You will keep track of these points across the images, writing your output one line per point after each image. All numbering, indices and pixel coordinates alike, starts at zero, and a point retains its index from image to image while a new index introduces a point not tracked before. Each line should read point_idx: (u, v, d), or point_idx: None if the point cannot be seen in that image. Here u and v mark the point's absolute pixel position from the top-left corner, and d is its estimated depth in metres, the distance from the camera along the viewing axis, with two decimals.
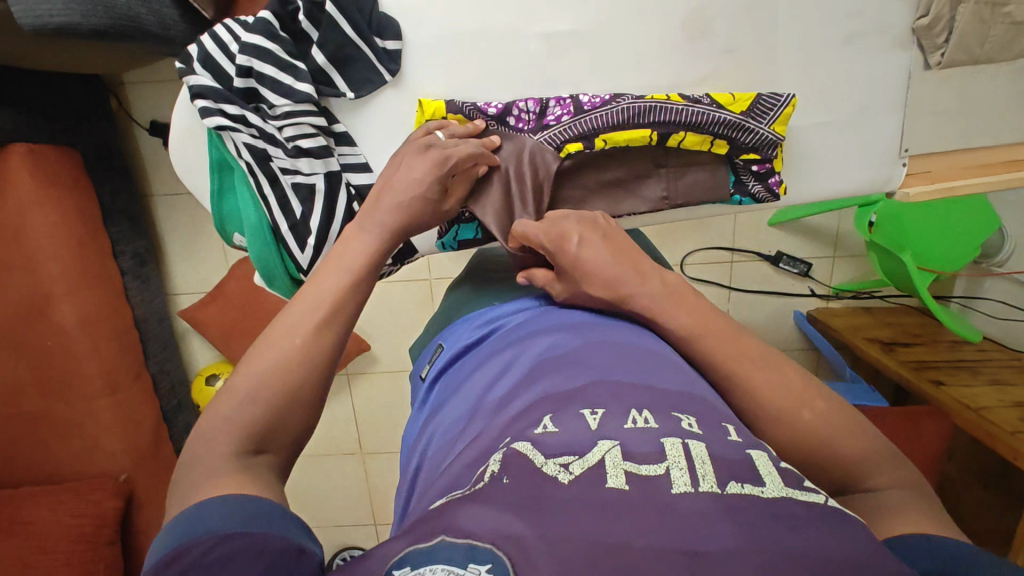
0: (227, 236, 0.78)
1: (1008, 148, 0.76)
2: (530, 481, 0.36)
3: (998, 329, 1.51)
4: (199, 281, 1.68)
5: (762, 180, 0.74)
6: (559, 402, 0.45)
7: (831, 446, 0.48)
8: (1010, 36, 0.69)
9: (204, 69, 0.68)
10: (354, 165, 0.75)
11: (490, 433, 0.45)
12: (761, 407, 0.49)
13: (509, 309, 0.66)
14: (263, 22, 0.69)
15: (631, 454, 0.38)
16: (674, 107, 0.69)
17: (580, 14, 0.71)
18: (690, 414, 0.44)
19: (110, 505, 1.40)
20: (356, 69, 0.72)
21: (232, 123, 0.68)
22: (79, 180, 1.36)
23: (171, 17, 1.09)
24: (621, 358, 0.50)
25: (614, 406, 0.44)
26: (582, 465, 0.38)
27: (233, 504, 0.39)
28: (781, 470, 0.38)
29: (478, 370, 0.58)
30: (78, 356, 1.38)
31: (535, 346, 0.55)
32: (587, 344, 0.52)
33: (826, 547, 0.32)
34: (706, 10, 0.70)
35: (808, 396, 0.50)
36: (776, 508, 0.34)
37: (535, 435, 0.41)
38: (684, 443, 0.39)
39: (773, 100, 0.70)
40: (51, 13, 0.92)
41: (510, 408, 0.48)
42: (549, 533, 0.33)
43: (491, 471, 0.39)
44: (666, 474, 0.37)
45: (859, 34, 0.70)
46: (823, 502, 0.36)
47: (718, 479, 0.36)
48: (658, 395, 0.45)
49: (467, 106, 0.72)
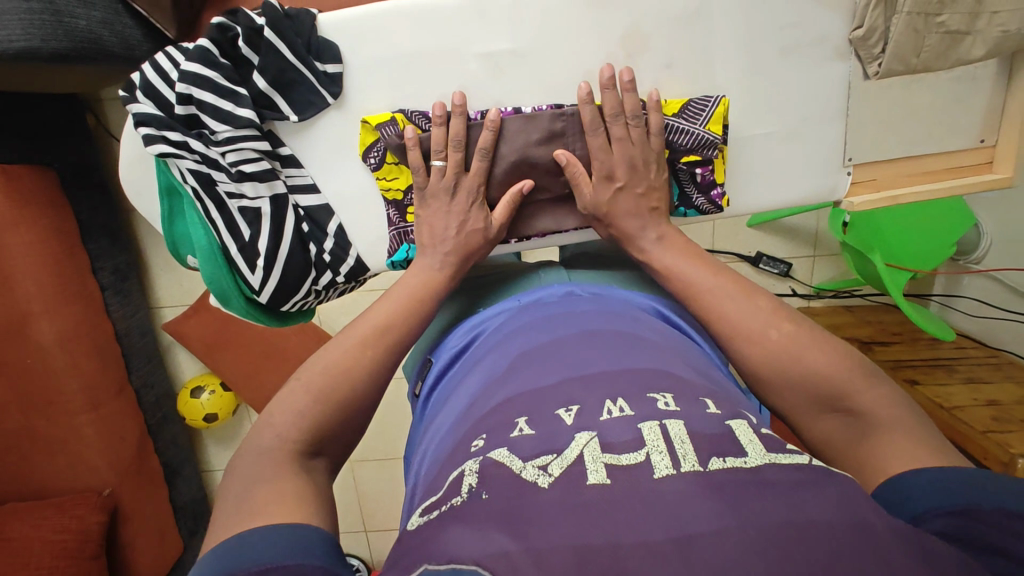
0: (181, 259, 0.80)
1: (951, 155, 0.76)
2: (510, 491, 0.39)
3: (977, 327, 1.51)
4: (182, 293, 1.70)
5: (705, 193, 0.74)
6: (537, 402, 0.48)
7: (799, 361, 0.55)
8: (944, 45, 0.68)
9: (146, 97, 0.70)
10: (301, 186, 0.77)
11: (467, 434, 0.49)
12: (735, 319, 0.59)
13: (488, 316, 0.69)
14: (201, 50, 0.70)
15: (609, 445, 0.41)
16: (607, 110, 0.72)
17: (516, 33, 0.72)
18: (666, 393, 0.46)
19: (92, 520, 1.41)
20: (299, 92, 0.73)
21: (176, 149, 0.70)
22: (55, 198, 1.37)
23: (134, 36, 1.10)
24: (595, 350, 0.54)
25: (588, 401, 0.46)
26: (561, 465, 0.40)
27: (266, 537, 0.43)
28: (761, 437, 0.41)
29: (463, 378, 0.61)
30: (56, 373, 1.39)
31: (513, 345, 0.59)
32: (562, 340, 0.56)
33: (811, 511, 0.34)
34: (643, 27, 0.71)
35: (776, 321, 0.58)
36: (759, 476, 0.37)
37: (510, 439, 0.44)
38: (662, 425, 0.42)
39: (703, 101, 0.71)
40: (10, 38, 0.92)
41: (489, 407, 0.50)
42: (536, 546, 0.34)
43: (467, 485, 0.41)
44: (647, 461, 0.39)
45: (795, 46, 0.71)
46: (808, 463, 0.39)
47: (699, 458, 0.39)
48: (632, 381, 0.48)
49: (416, 114, 0.73)
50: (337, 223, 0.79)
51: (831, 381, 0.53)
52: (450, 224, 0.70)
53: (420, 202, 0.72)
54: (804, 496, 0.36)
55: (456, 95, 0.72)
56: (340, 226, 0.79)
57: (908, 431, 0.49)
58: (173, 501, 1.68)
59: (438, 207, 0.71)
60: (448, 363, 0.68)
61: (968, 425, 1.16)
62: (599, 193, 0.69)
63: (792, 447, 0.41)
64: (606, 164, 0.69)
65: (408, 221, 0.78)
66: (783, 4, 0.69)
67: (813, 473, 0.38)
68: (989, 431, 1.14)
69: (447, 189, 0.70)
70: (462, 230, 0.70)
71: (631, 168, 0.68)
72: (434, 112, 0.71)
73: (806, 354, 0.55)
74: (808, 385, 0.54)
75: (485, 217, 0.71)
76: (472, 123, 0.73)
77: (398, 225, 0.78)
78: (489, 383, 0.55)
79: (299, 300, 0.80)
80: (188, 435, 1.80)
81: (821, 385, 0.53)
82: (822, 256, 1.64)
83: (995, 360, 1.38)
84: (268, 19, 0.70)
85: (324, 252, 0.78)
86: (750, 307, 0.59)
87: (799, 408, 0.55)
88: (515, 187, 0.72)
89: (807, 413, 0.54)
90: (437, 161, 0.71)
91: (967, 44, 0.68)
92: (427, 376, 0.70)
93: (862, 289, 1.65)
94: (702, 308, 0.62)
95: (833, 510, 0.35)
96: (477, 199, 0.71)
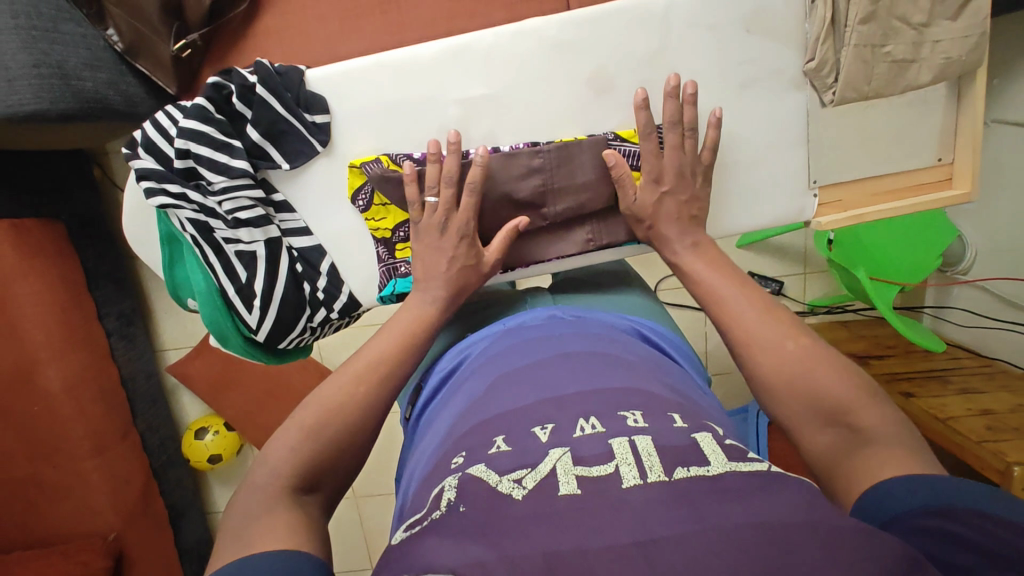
0: (182, 302, 0.84)
1: (911, 173, 0.80)
2: (486, 502, 0.41)
3: (968, 336, 1.53)
4: (186, 335, 1.73)
5: None
6: (513, 420, 0.50)
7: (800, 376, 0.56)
8: (893, 73, 0.72)
9: (147, 153, 0.75)
10: (295, 230, 0.82)
11: (448, 453, 0.51)
12: (748, 333, 0.62)
13: (475, 340, 0.72)
14: (197, 108, 0.75)
15: (581, 459, 0.43)
16: (581, 144, 0.77)
17: (492, 79, 0.77)
18: (635, 411, 0.49)
19: (98, 564, 1.40)
20: (289, 142, 0.79)
21: (175, 201, 0.74)
22: (64, 249, 1.42)
23: (138, 94, 1.13)
24: (570, 371, 0.56)
25: (563, 419, 0.49)
26: (534, 478, 0.42)
27: (274, 559, 0.45)
28: (723, 447, 0.43)
29: (449, 400, 0.63)
30: (64, 419, 1.41)
31: (493, 369, 0.62)
32: (539, 363, 0.59)
33: (765, 512, 0.37)
34: (609, 68, 0.76)
35: (794, 334, 0.60)
36: (719, 482, 0.40)
37: (488, 455, 0.46)
38: (631, 440, 0.44)
39: None
40: (22, 103, 0.99)
41: (470, 425, 0.53)
42: (509, 554, 0.36)
43: (447, 499, 0.43)
44: (616, 472, 0.42)
45: (753, 80, 0.76)
46: (766, 469, 0.42)
47: (664, 468, 0.41)
48: (604, 400, 0.51)
49: (399, 154, 0.78)
50: (330, 262, 0.84)
51: (831, 395, 0.54)
52: (442, 259, 0.72)
53: (416, 236, 0.75)
54: (761, 497, 0.38)
55: (450, 134, 0.73)
56: (332, 265, 0.84)
57: (892, 439, 0.51)
58: (179, 543, 1.68)
59: (428, 242, 0.74)
60: (435, 388, 0.70)
61: (964, 435, 1.18)
62: (646, 197, 0.73)
63: (752, 454, 0.44)
64: (655, 168, 0.72)
65: (397, 258, 0.82)
66: (738, 43, 0.74)
67: (770, 477, 0.41)
68: (984, 439, 1.15)
69: (438, 226, 0.73)
70: (452, 267, 0.72)
71: (679, 174, 0.73)
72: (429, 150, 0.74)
73: (814, 369, 0.56)
74: (801, 395, 0.56)
75: (477, 253, 0.74)
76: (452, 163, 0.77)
77: (386, 261, 0.82)
78: (469, 405, 0.57)
79: (294, 337, 0.83)
80: (193, 477, 1.81)
81: (827, 400, 0.54)
82: (812, 273, 1.67)
83: (989, 369, 1.39)
84: (259, 77, 0.75)
85: (318, 290, 0.82)
86: (768, 319, 0.62)
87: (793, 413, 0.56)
88: (509, 225, 0.75)
89: (811, 422, 0.55)
90: (430, 198, 0.74)
91: (914, 71, 0.72)
92: (418, 400, 0.73)
93: (854, 304, 1.67)
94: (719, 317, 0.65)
95: (789, 509, 0.37)
96: (468, 236, 0.73)
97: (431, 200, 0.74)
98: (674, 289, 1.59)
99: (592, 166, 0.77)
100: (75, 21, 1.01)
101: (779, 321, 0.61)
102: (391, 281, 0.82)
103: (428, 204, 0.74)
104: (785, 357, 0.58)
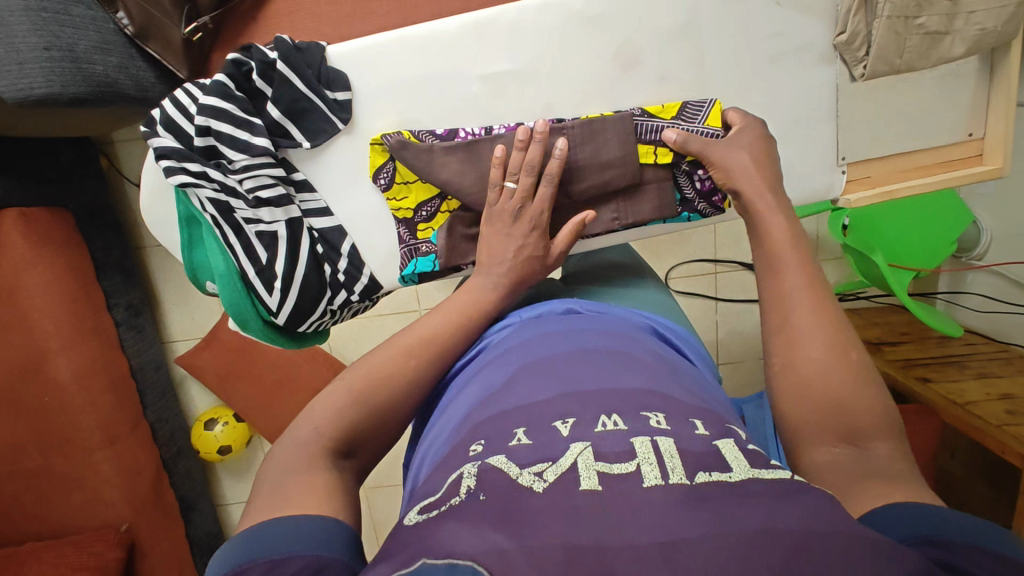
0: (200, 284, 0.84)
1: (941, 149, 0.79)
2: (508, 494, 0.37)
3: (982, 322, 1.52)
4: (194, 326, 1.72)
5: (706, 199, 0.79)
6: (532, 413, 0.47)
7: (843, 398, 0.49)
8: (925, 46, 0.71)
9: (166, 131, 0.75)
10: (315, 210, 0.82)
11: (464, 441, 0.47)
12: (800, 330, 0.54)
13: (490, 326, 0.68)
14: (218, 84, 0.74)
15: (602, 454, 0.40)
16: (606, 120, 0.76)
17: (517, 56, 0.77)
18: (658, 412, 0.45)
19: (111, 556, 1.40)
20: (311, 120, 0.79)
21: (194, 179, 0.74)
22: (71, 238, 1.41)
23: (147, 78, 1.12)
24: (590, 368, 0.52)
25: (584, 414, 0.45)
26: (556, 471, 0.39)
27: (278, 529, 0.43)
28: (746, 454, 0.40)
29: (462, 389, 0.59)
30: (73, 410, 1.40)
31: (512, 360, 0.57)
32: (557, 356, 0.55)
33: (808, 523, 0.33)
34: (634, 43, 0.75)
35: (844, 349, 0.52)
36: (742, 490, 0.36)
37: (509, 447, 0.43)
38: (653, 440, 0.41)
39: (699, 104, 0.75)
40: (31, 86, 0.96)
41: (487, 416, 0.49)
42: (530, 543, 0.33)
43: (466, 487, 0.40)
44: (637, 471, 0.38)
45: (782, 54, 0.75)
46: (788, 478, 0.38)
47: (686, 471, 0.38)
48: (626, 398, 0.47)
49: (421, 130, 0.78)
50: (351, 243, 0.83)
51: (849, 418, 0.49)
52: (509, 248, 0.71)
53: (486, 221, 0.73)
54: (785, 507, 0.35)
55: (539, 123, 0.72)
56: (352, 246, 0.84)
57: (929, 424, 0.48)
58: (189, 536, 1.67)
59: (499, 227, 0.72)
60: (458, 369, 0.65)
61: (985, 420, 1.17)
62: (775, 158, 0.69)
63: (776, 463, 0.40)
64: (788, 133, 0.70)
65: (419, 238, 0.82)
66: (767, 17, 0.73)
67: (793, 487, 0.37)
68: (1005, 423, 1.14)
69: (513, 212, 0.71)
70: (520, 255, 0.70)
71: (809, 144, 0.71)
72: (518, 136, 0.71)
73: (852, 392, 0.50)
74: (833, 411, 0.49)
75: (544, 246, 0.72)
76: (478, 138, 0.76)
77: (408, 242, 0.82)
78: (485, 395, 0.53)
79: (315, 321, 0.83)
80: (203, 469, 1.79)
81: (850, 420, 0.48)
82: (824, 260, 1.66)
83: (1006, 354, 1.37)
84: (279, 52, 0.75)
85: (339, 272, 0.82)
86: (826, 324, 0.54)
87: (808, 426, 0.50)
88: (577, 218, 0.73)
89: (814, 437, 0.49)
90: (510, 183, 0.72)
91: (947, 43, 0.71)
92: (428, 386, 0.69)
93: (867, 291, 1.66)
94: (778, 303, 0.57)
95: (816, 521, 0.34)
96: (540, 227, 0.72)
97: (511, 187, 0.72)
98: (686, 276, 1.57)
99: (617, 145, 0.75)
100: (85, 4, 1.00)
101: (835, 331, 0.53)
102: (412, 260, 0.82)
103: (506, 189, 0.72)
104: (828, 371, 0.51)
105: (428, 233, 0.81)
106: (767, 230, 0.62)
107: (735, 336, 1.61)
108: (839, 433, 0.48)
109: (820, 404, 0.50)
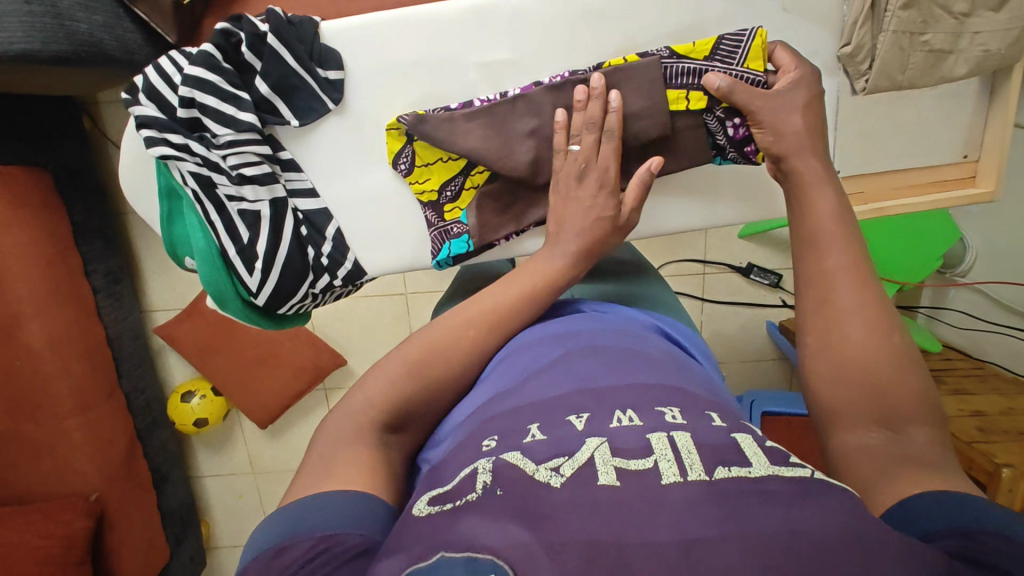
0: (179, 259, 0.82)
1: (936, 169, 0.81)
2: (522, 489, 0.37)
3: (960, 338, 1.54)
4: (174, 296, 1.70)
5: (738, 149, 0.73)
6: (545, 411, 0.46)
7: (887, 381, 0.48)
8: (929, 62, 0.71)
9: (148, 99, 0.73)
10: (301, 191, 0.80)
11: (475, 434, 0.46)
12: (836, 301, 0.53)
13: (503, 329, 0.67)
14: (204, 55, 0.72)
15: (619, 450, 0.39)
16: (630, 66, 0.72)
17: (516, 45, 0.75)
18: (673, 407, 0.45)
19: (79, 525, 1.38)
20: (300, 98, 0.76)
21: (176, 152, 0.73)
22: (51, 200, 1.37)
23: (134, 41, 1.08)
24: (602, 364, 0.51)
25: (598, 410, 0.45)
26: (573, 466, 0.38)
27: (326, 504, 0.43)
28: (765, 450, 0.39)
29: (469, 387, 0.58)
30: (45, 376, 1.36)
31: (520, 358, 0.56)
32: (569, 355, 0.54)
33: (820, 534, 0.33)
34: (637, 39, 0.74)
35: (884, 321, 0.51)
36: (761, 488, 0.35)
37: (523, 444, 0.42)
38: (670, 435, 0.40)
39: (736, 38, 0.70)
40: (10, 40, 0.93)
41: (502, 410, 0.48)
42: (550, 538, 0.33)
43: (482, 482, 0.38)
44: (654, 467, 0.37)
45: None
46: (808, 476, 0.37)
47: (705, 466, 0.37)
48: (640, 394, 0.46)
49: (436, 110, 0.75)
50: (336, 227, 0.82)
51: (892, 394, 0.48)
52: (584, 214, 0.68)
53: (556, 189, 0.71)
54: (803, 510, 0.34)
55: (596, 77, 0.70)
56: (338, 230, 0.82)
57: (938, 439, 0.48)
58: (161, 507, 1.66)
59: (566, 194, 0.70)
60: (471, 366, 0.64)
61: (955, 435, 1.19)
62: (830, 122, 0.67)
63: (794, 458, 0.39)
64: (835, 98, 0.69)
65: (447, 220, 0.80)
66: (775, 22, 0.71)
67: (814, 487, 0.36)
68: (975, 440, 1.16)
69: (577, 175, 0.69)
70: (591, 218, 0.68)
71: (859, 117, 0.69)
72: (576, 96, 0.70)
73: (883, 364, 0.49)
74: (872, 389, 0.49)
75: (615, 204, 0.69)
76: (495, 103, 0.74)
77: (437, 225, 0.81)
78: (495, 392, 0.52)
79: (295, 303, 0.82)
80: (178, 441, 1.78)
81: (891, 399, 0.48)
82: None
83: (981, 371, 1.40)
84: (271, 26, 0.73)
85: (323, 255, 0.81)
86: (856, 289, 0.53)
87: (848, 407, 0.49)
88: (645, 166, 0.69)
89: (856, 419, 0.48)
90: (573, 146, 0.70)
91: (950, 62, 0.71)
92: None
93: None
94: (813, 274, 0.56)
95: (834, 523, 0.33)
96: (607, 185, 0.69)
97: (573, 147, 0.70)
98: (673, 276, 1.57)
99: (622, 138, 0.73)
100: None
101: (874, 305, 0.52)
102: (446, 243, 0.80)
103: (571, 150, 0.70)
104: (869, 346, 0.50)
105: (456, 214, 0.80)
106: (811, 205, 0.60)
107: (718, 338, 1.62)
108: (877, 415, 0.47)
109: (860, 381, 0.49)
